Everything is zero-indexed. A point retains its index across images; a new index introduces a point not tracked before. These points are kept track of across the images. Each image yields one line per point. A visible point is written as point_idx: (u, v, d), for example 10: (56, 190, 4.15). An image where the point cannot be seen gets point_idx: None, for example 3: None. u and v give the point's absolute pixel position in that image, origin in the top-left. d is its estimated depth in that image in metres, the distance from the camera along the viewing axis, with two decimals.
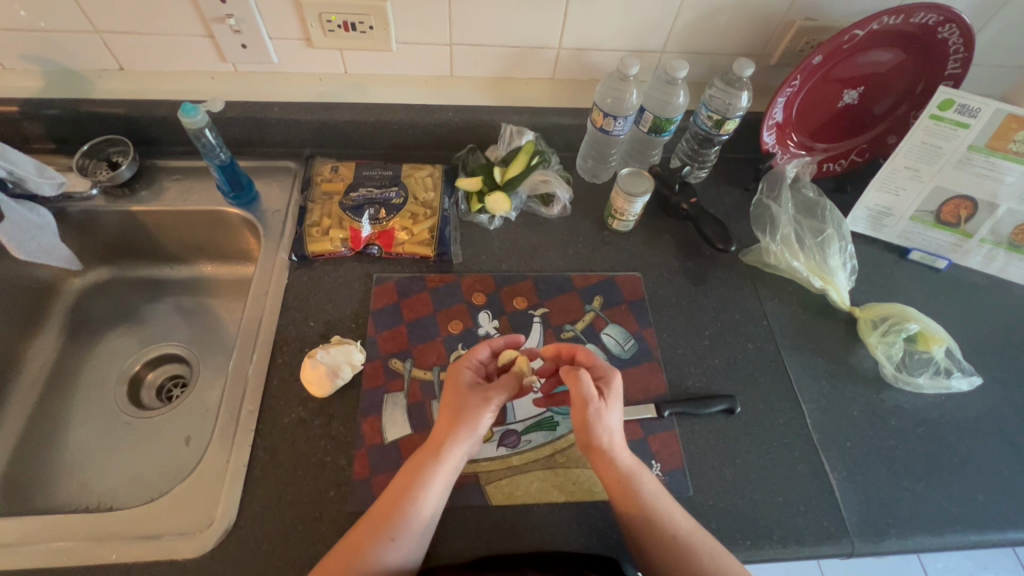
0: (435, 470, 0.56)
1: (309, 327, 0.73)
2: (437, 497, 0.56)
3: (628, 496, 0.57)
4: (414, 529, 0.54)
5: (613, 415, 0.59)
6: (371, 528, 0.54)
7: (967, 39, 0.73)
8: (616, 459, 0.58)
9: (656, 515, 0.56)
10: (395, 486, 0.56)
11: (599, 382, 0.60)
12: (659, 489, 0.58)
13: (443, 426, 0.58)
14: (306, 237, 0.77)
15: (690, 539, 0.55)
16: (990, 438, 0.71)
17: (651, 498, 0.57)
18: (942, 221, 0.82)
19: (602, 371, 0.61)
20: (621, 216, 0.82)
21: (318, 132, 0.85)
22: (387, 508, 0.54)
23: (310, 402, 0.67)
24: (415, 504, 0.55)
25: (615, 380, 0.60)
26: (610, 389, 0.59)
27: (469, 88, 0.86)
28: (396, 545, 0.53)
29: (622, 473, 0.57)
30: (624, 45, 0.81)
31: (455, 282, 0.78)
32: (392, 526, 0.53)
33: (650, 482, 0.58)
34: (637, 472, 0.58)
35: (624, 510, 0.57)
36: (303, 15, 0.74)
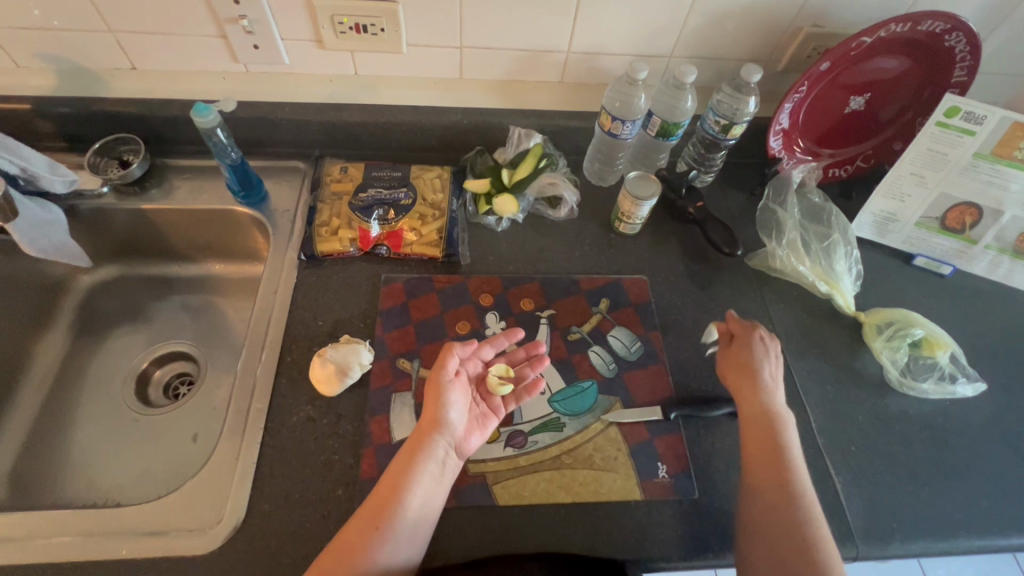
0: (417, 460, 0.58)
1: (317, 326, 0.73)
2: (423, 488, 0.57)
3: (763, 428, 0.62)
4: (399, 520, 0.54)
5: (766, 360, 0.67)
6: (358, 519, 0.55)
7: (974, 48, 0.74)
8: (772, 398, 0.64)
9: (784, 454, 0.60)
10: (383, 477, 0.58)
11: (748, 339, 0.69)
12: (796, 442, 0.61)
13: (422, 420, 0.61)
14: (315, 237, 0.78)
15: (805, 487, 0.57)
16: (993, 444, 0.72)
17: (785, 440, 0.61)
18: (947, 227, 0.83)
19: (748, 329, 0.70)
20: (627, 219, 0.83)
21: (327, 133, 0.86)
22: (374, 499, 0.56)
23: (318, 401, 0.67)
24: (399, 494, 0.55)
25: (762, 336, 0.69)
26: (756, 342, 0.68)
27: (478, 90, 0.86)
28: (380, 537, 0.53)
29: (770, 411, 0.63)
30: (633, 49, 0.81)
31: (462, 283, 0.79)
32: (377, 514, 0.54)
33: (791, 433, 0.62)
34: (782, 416, 0.63)
35: (751, 443, 0.62)
36: (314, 16, 0.74)
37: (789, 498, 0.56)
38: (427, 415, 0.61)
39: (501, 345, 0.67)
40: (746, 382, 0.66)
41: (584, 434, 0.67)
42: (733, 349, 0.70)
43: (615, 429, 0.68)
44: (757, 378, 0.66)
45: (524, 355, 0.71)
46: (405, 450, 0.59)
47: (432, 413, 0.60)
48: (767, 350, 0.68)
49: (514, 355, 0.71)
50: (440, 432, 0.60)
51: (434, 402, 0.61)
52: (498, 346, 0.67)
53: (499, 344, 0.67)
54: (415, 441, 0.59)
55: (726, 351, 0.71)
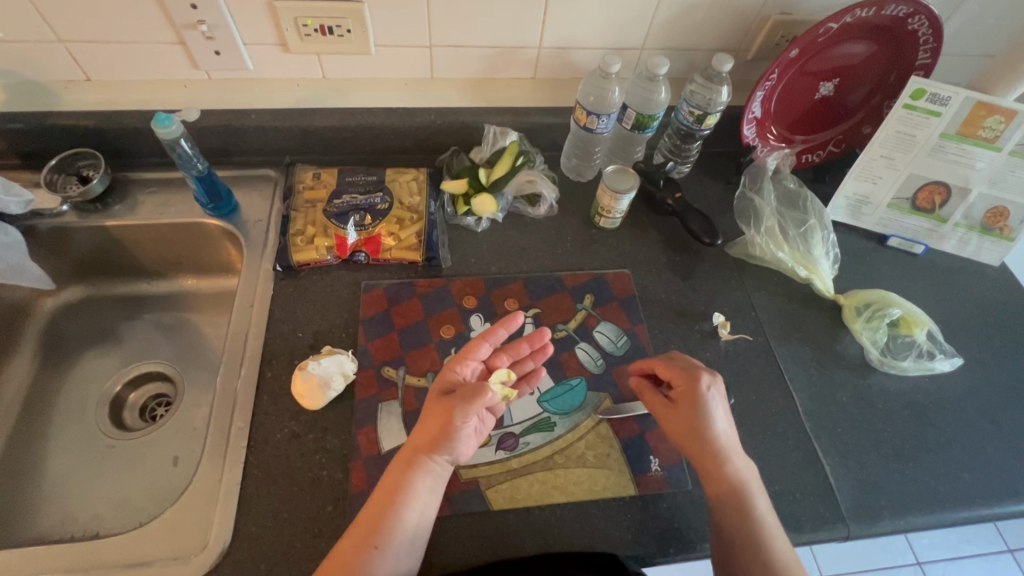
0: (414, 477, 0.56)
1: (298, 338, 0.71)
2: (422, 503, 0.55)
3: (736, 509, 0.58)
4: (399, 536, 0.53)
5: (715, 415, 0.61)
6: (355, 540, 0.53)
7: (936, 30, 0.75)
8: (736, 466, 0.60)
9: (758, 530, 0.57)
10: (377, 495, 0.56)
11: (684, 390, 0.62)
12: (768, 510, 0.59)
13: (421, 437, 0.57)
14: (290, 247, 0.76)
15: (787, 563, 0.55)
16: (971, 416, 0.74)
17: (758, 515, 0.57)
18: (918, 207, 0.87)
19: (685, 379, 0.63)
20: (607, 213, 0.83)
21: (298, 139, 0.84)
22: (370, 518, 0.54)
23: (302, 415, 0.65)
24: (398, 512, 0.54)
25: (701, 386, 0.62)
26: (699, 395, 0.61)
27: (451, 89, 0.85)
28: (381, 556, 0.52)
29: (736, 481, 0.59)
30: (603, 42, 0.81)
31: (445, 286, 0.77)
32: (375, 535, 0.53)
33: (761, 501, 0.59)
34: (749, 485, 0.59)
35: (726, 521, 0.58)
36: (277, 20, 0.72)
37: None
38: (428, 433, 0.57)
39: (496, 341, 0.64)
40: (708, 450, 0.60)
41: (576, 432, 0.67)
42: (678, 412, 0.63)
43: (605, 425, 0.68)
44: (710, 439, 0.60)
45: (528, 349, 0.67)
46: (401, 465, 0.57)
47: (435, 433, 0.57)
48: (714, 400, 0.62)
49: (518, 350, 0.67)
50: (440, 452, 0.57)
51: (439, 425, 0.57)
52: (493, 342, 0.64)
53: (494, 339, 0.64)
54: (411, 457, 0.57)
55: (670, 415, 0.63)
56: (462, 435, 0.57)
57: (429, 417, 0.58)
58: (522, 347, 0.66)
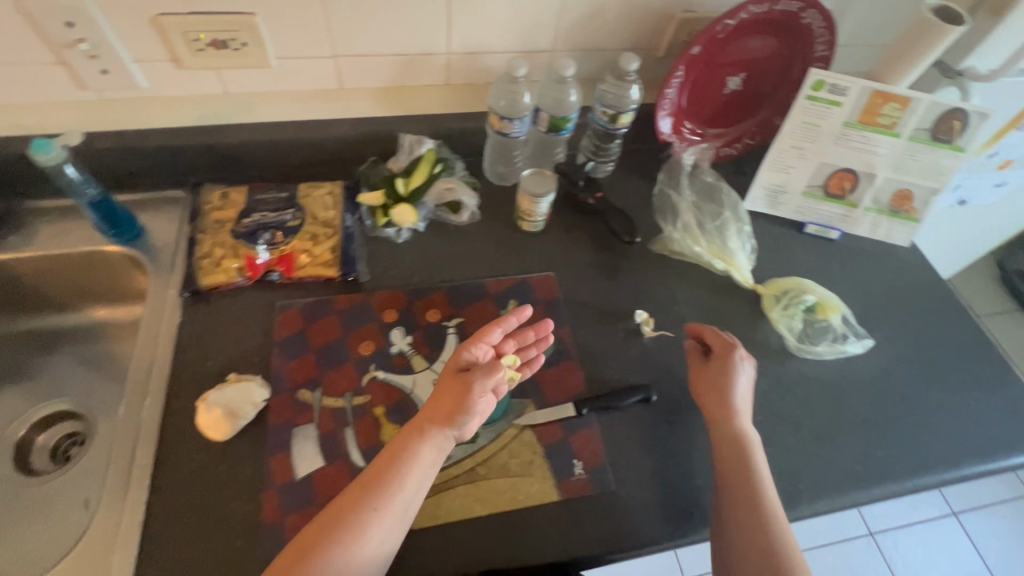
0: (423, 444, 0.56)
1: (206, 367, 0.68)
2: (424, 472, 0.55)
3: (736, 457, 0.62)
4: (400, 499, 0.53)
5: (740, 375, 0.68)
6: (353, 499, 0.53)
7: (829, 22, 0.78)
8: (743, 429, 0.64)
9: (755, 486, 0.60)
10: (382, 459, 0.56)
11: (726, 352, 0.69)
12: (766, 468, 0.62)
13: (434, 408, 0.58)
14: (197, 271, 0.73)
15: (776, 512, 0.59)
16: (883, 395, 0.76)
17: (756, 468, 0.61)
18: (831, 194, 0.89)
19: (727, 344, 0.70)
20: (529, 217, 0.82)
21: (204, 158, 0.80)
22: (371, 480, 0.54)
23: (210, 447, 0.62)
24: (402, 476, 0.54)
25: (737, 352, 0.69)
26: (734, 357, 0.69)
27: (363, 99, 0.83)
28: (378, 518, 0.52)
29: (740, 434, 0.64)
30: (513, 46, 0.80)
31: (365, 301, 0.76)
32: (377, 496, 0.53)
33: (761, 458, 0.62)
34: (752, 446, 0.63)
35: (726, 469, 0.62)
36: (165, 35, 0.69)
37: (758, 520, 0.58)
38: (444, 405, 0.58)
39: (509, 328, 0.64)
40: (719, 412, 0.66)
41: (499, 442, 0.66)
42: (708, 369, 0.70)
43: (529, 432, 0.67)
44: (727, 394, 0.66)
45: (534, 337, 0.68)
46: (408, 432, 0.57)
47: (453, 405, 0.57)
48: (742, 365, 0.69)
49: (524, 337, 0.68)
50: (452, 425, 0.57)
51: (456, 399, 0.58)
52: (507, 328, 0.64)
53: (510, 325, 0.64)
54: (422, 425, 0.57)
55: (700, 372, 0.70)
56: (475, 411, 0.58)
57: (446, 390, 0.59)
58: (528, 336, 0.68)
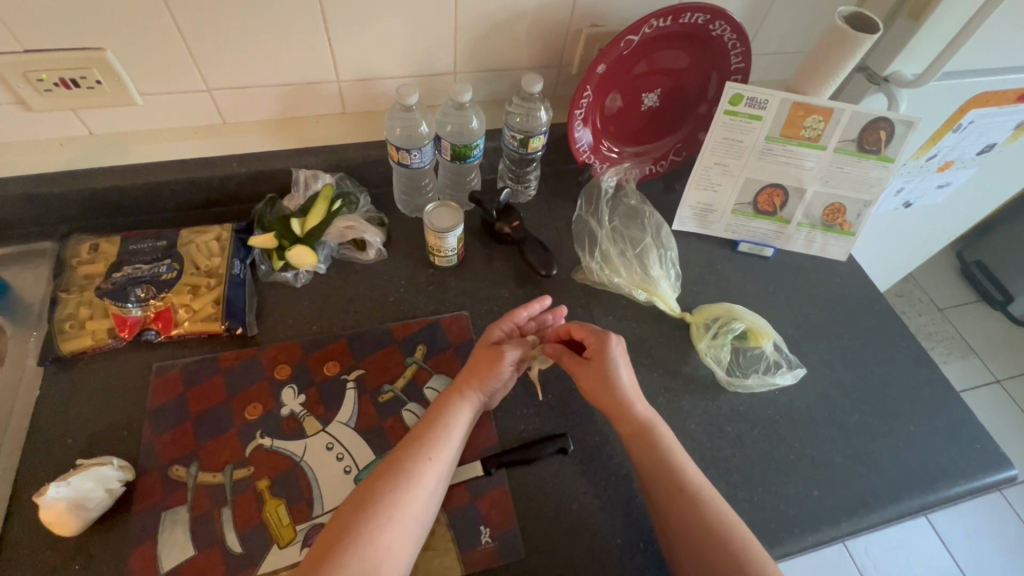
0: (464, 405, 0.61)
1: (65, 445, 0.61)
2: (463, 428, 0.60)
3: (645, 447, 0.61)
4: (448, 453, 0.58)
5: (624, 367, 0.64)
6: (408, 449, 0.57)
7: (740, 34, 0.73)
8: (662, 439, 0.61)
9: (696, 499, 0.57)
10: (426, 420, 0.60)
11: (601, 347, 0.64)
12: (675, 443, 0.61)
13: (471, 374, 0.63)
14: (58, 335, 0.65)
15: (701, 489, 0.58)
16: (820, 426, 0.71)
17: (666, 449, 0.60)
18: (761, 211, 0.85)
19: (596, 337, 0.65)
20: (439, 253, 0.76)
21: (72, 206, 0.72)
22: (421, 434, 0.58)
23: (61, 542, 0.55)
24: (449, 433, 0.59)
25: (611, 344, 0.64)
26: (609, 351, 0.64)
27: (250, 132, 0.76)
28: (434, 466, 0.56)
29: (643, 423, 0.61)
30: (409, 70, 0.75)
31: (255, 357, 0.69)
32: (427, 449, 0.57)
33: (667, 434, 0.61)
34: (665, 440, 0.61)
35: (644, 465, 0.60)
36: (3, 76, 0.62)
37: (689, 507, 0.57)
38: (480, 371, 0.63)
39: (533, 312, 0.68)
40: (633, 428, 0.61)
41: None
42: (592, 372, 0.64)
43: None
44: (617, 390, 0.63)
45: (552, 320, 0.70)
46: (447, 395, 0.62)
47: (489, 371, 0.63)
48: (621, 353, 0.65)
49: (542, 320, 0.70)
50: (489, 389, 0.63)
51: (493, 366, 0.63)
52: (532, 312, 0.68)
53: (534, 310, 0.68)
54: (460, 388, 0.62)
55: (584, 374, 0.65)
56: (507, 375, 0.64)
57: (481, 359, 0.64)
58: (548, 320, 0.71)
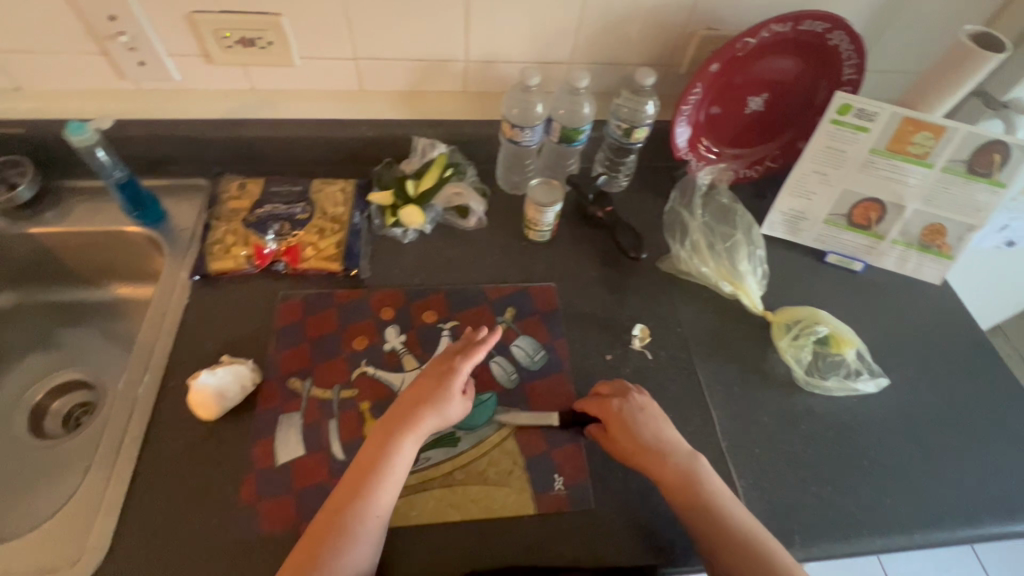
0: (402, 449, 0.59)
1: (206, 347, 0.70)
2: (405, 469, 0.59)
3: (690, 494, 0.59)
4: (387, 503, 0.57)
5: (643, 424, 0.64)
6: (345, 503, 0.56)
7: (857, 46, 0.75)
8: (708, 487, 0.60)
9: (751, 546, 0.56)
10: (364, 465, 0.58)
11: (609, 413, 0.65)
12: (721, 488, 0.60)
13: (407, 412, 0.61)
14: (208, 256, 0.76)
15: (756, 536, 0.57)
16: (897, 438, 0.71)
17: (712, 496, 0.59)
18: (855, 224, 0.85)
19: (599, 406, 0.66)
20: (535, 227, 0.82)
21: (227, 150, 0.83)
22: (359, 485, 0.57)
23: (198, 426, 0.64)
24: (387, 482, 0.57)
25: (615, 409, 0.65)
26: (619, 418, 0.64)
27: (381, 101, 0.85)
28: (371, 519, 0.55)
29: (684, 470, 0.61)
30: (531, 57, 0.81)
31: (364, 297, 0.77)
32: (370, 503, 0.56)
33: (711, 480, 0.60)
34: (709, 484, 0.60)
35: (690, 513, 0.59)
36: (198, 31, 0.73)
37: (746, 554, 0.56)
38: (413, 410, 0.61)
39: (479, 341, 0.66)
40: (676, 479, 0.60)
41: (480, 449, 0.65)
42: (618, 442, 0.63)
43: (512, 441, 0.66)
44: (651, 451, 0.62)
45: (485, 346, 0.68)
46: (380, 441, 0.59)
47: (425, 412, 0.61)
48: (634, 411, 0.65)
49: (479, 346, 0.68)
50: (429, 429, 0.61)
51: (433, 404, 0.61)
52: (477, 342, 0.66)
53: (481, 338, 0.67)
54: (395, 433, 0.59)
55: (614, 448, 0.64)
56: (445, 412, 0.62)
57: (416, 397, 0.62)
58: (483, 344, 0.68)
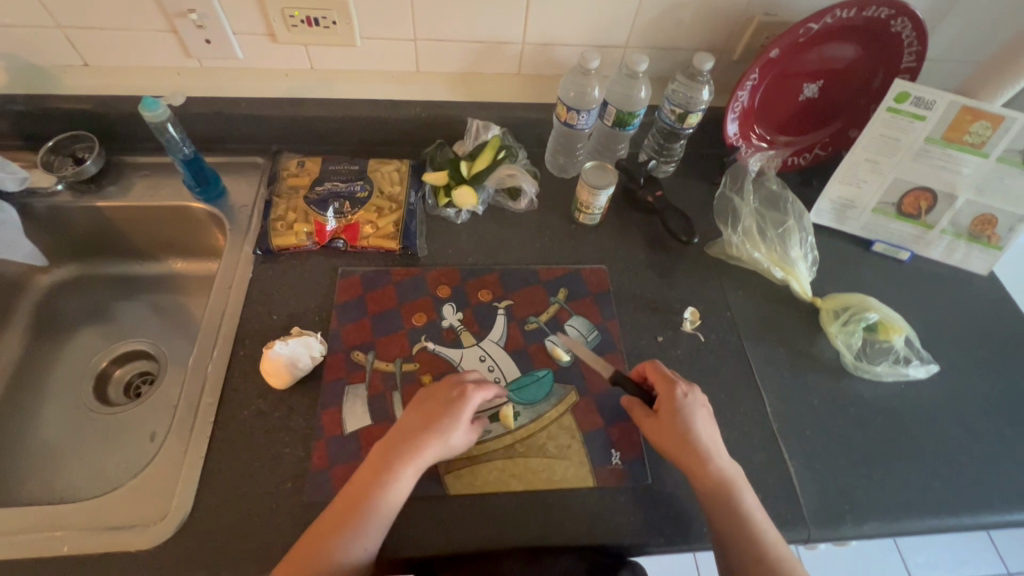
0: (400, 474, 0.57)
1: (271, 320, 0.73)
2: (399, 500, 0.57)
3: (725, 503, 0.59)
4: (378, 522, 0.55)
5: (695, 416, 0.63)
6: (337, 518, 0.55)
7: (920, 33, 0.75)
8: (742, 500, 0.59)
9: (777, 565, 0.56)
10: (361, 481, 0.57)
11: (666, 397, 0.64)
12: (755, 504, 0.60)
13: (409, 436, 0.59)
14: (271, 231, 0.78)
15: (782, 556, 0.57)
16: (944, 423, 0.72)
17: (746, 509, 0.59)
18: (904, 213, 0.85)
19: (665, 386, 0.65)
20: (587, 209, 0.83)
21: (284, 129, 0.85)
22: (355, 499, 0.56)
23: (269, 394, 0.67)
24: (381, 502, 0.56)
25: (679, 395, 0.64)
26: (676, 404, 0.63)
27: (436, 82, 0.86)
28: (362, 535, 0.54)
29: (721, 480, 0.60)
30: (587, 40, 0.82)
31: (421, 275, 0.78)
32: (363, 526, 0.54)
33: (747, 494, 0.60)
34: (744, 498, 0.59)
35: (718, 521, 0.59)
36: (264, 9, 0.74)
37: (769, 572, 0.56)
38: (415, 434, 0.59)
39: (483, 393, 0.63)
40: (711, 487, 0.59)
41: (539, 423, 0.67)
42: (662, 422, 0.63)
43: (569, 417, 0.68)
44: (690, 443, 0.61)
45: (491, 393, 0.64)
46: (377, 468, 0.57)
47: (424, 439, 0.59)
48: (693, 402, 0.64)
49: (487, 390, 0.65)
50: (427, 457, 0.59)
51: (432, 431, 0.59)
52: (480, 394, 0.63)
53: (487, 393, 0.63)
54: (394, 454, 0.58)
55: (652, 426, 0.63)
56: (445, 441, 0.59)
57: (417, 421, 0.60)
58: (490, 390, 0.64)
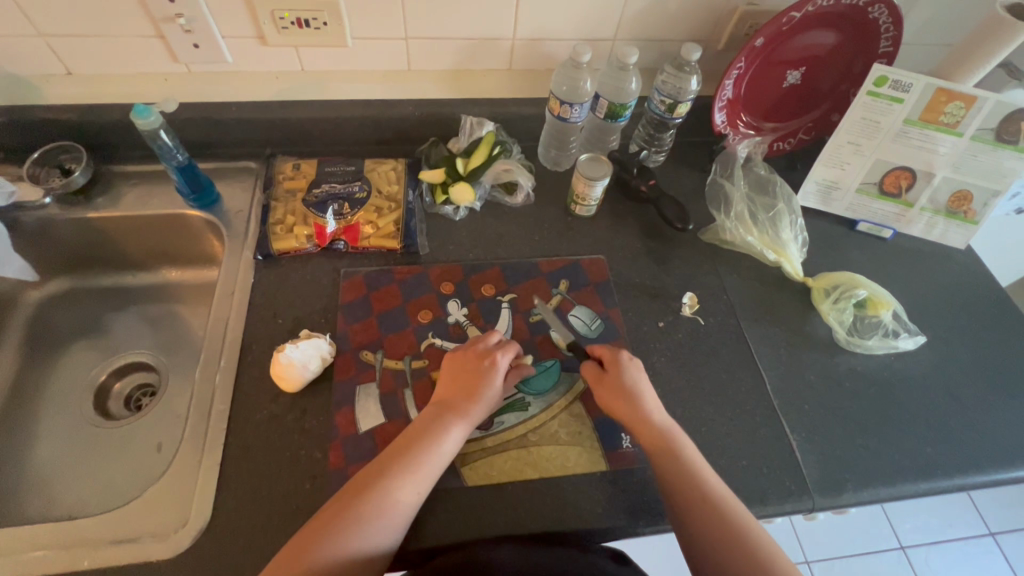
0: (449, 428, 0.61)
1: (277, 325, 0.72)
2: (450, 451, 0.60)
3: (682, 476, 0.60)
4: (429, 470, 0.58)
5: (639, 379, 0.66)
6: (388, 463, 0.58)
7: (896, 19, 0.78)
8: (699, 474, 0.60)
9: (739, 534, 0.56)
10: (413, 435, 0.60)
11: (612, 361, 0.68)
12: (713, 478, 0.60)
13: (458, 395, 0.63)
14: (271, 236, 0.77)
15: (744, 525, 0.56)
16: (933, 392, 0.76)
17: (703, 482, 0.59)
18: (886, 192, 0.88)
19: (611, 354, 0.68)
20: (582, 201, 0.84)
21: (276, 132, 0.84)
22: (407, 448, 0.59)
23: (281, 398, 0.67)
24: (433, 452, 0.59)
25: (624, 360, 0.67)
26: (622, 366, 0.67)
27: (428, 80, 0.86)
28: (411, 481, 0.57)
29: (675, 453, 0.61)
30: (577, 34, 0.83)
31: (423, 273, 0.79)
32: (414, 470, 0.57)
33: (703, 469, 0.61)
34: (701, 471, 0.60)
35: (676, 493, 0.59)
36: (254, 12, 0.74)
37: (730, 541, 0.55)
38: (464, 393, 0.63)
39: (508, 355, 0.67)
40: (664, 460, 0.61)
41: (550, 411, 0.69)
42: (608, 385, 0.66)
43: (579, 404, 0.70)
44: (636, 402, 0.64)
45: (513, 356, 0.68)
46: (429, 423, 0.61)
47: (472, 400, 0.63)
48: (637, 367, 0.67)
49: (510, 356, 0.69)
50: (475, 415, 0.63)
51: (478, 390, 0.63)
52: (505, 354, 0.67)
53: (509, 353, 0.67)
54: (444, 411, 0.62)
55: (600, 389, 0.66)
56: (491, 399, 0.64)
57: (464, 382, 0.64)
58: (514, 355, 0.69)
